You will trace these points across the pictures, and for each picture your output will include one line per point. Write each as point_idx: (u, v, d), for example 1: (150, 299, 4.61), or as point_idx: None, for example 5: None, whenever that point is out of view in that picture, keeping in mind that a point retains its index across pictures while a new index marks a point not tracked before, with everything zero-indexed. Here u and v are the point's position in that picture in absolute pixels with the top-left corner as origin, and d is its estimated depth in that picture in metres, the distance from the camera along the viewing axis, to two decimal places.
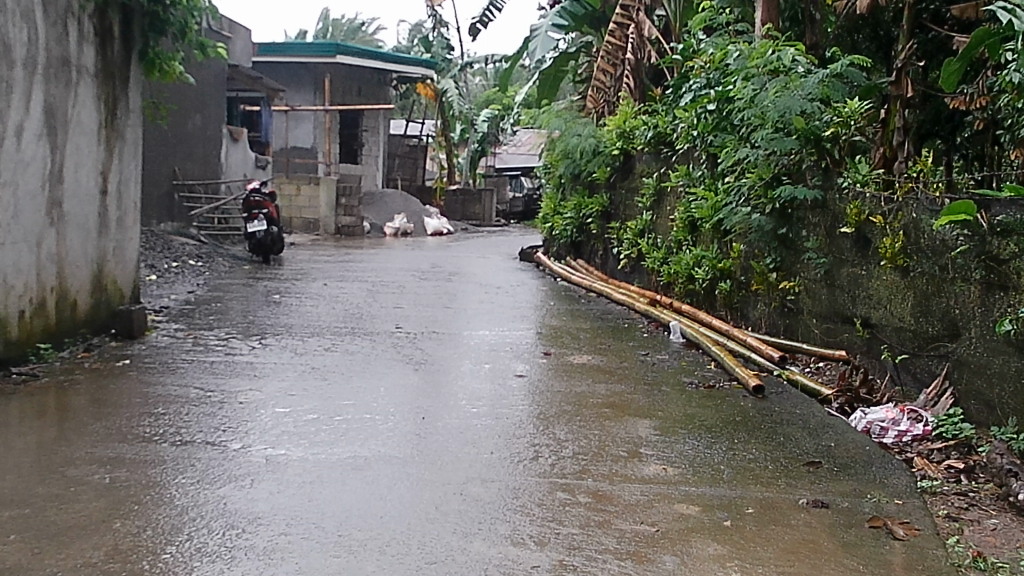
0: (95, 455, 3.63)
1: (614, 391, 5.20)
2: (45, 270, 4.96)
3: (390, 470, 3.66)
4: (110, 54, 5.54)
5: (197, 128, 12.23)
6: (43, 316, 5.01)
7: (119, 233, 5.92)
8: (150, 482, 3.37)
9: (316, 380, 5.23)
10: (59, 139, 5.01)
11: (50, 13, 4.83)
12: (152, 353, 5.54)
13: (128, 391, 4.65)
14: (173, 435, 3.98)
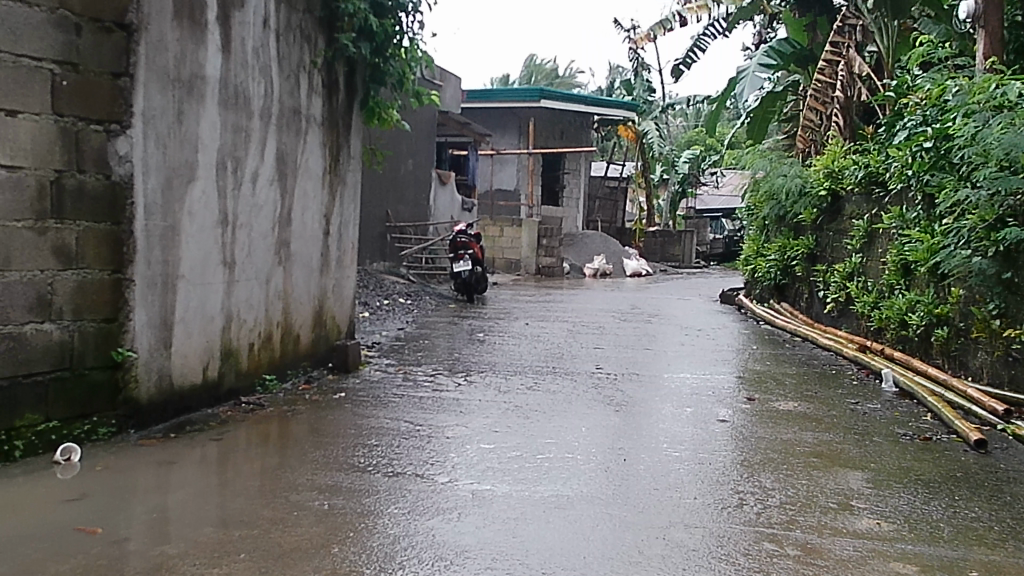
0: (316, 482, 3.83)
1: (822, 440, 5.01)
2: (272, 305, 5.31)
3: (592, 511, 3.67)
4: (335, 105, 5.89)
5: (409, 172, 12.78)
6: (270, 349, 5.35)
7: (338, 271, 6.25)
8: (365, 511, 3.51)
9: (518, 418, 5.32)
10: (289, 184, 5.36)
11: (284, 68, 5.19)
12: (366, 387, 5.80)
13: (344, 422, 4.88)
14: (385, 466, 4.15)
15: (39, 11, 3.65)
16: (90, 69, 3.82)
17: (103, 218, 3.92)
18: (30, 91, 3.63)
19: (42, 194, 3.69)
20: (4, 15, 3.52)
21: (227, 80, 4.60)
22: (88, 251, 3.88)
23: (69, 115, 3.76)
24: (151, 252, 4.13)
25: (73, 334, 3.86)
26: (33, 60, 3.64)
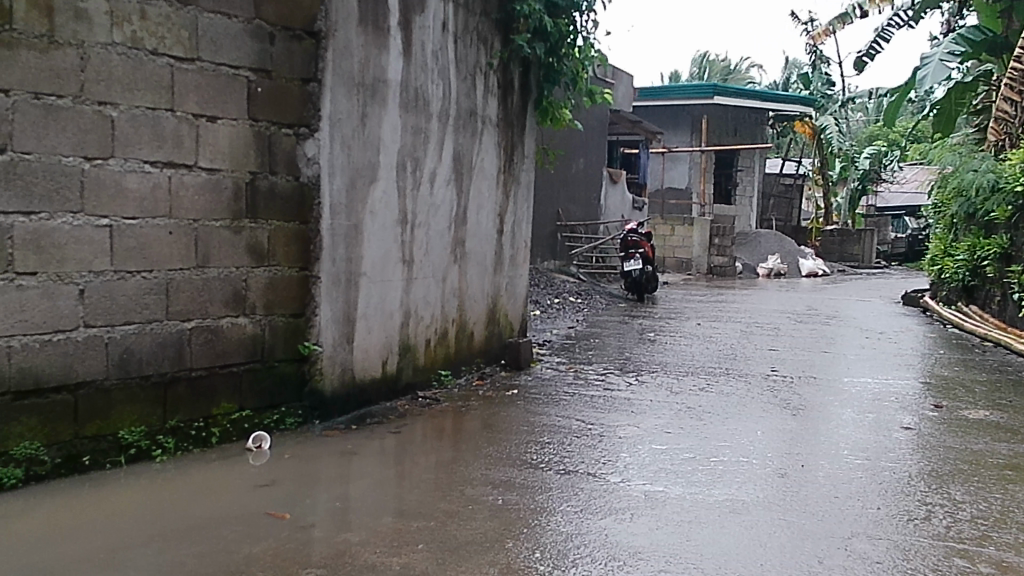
0: (490, 477, 3.89)
1: (1018, 453, 4.70)
2: (448, 302, 5.42)
3: (769, 517, 3.58)
4: (510, 105, 5.97)
5: (580, 171, 12.82)
6: (445, 345, 5.47)
7: (512, 269, 6.33)
8: (538, 508, 3.54)
9: (691, 419, 5.24)
10: (465, 184, 5.47)
11: (461, 70, 5.29)
12: (538, 384, 5.85)
13: (517, 419, 4.94)
14: (557, 464, 4.17)
15: (238, 22, 3.81)
16: (282, 76, 4.00)
17: (292, 217, 4.11)
18: (229, 98, 3.79)
19: (238, 195, 3.88)
20: (207, 26, 3.67)
21: (408, 83, 4.73)
22: (278, 249, 4.07)
23: (263, 120, 3.94)
24: (336, 250, 4.29)
25: (264, 327, 4.06)
26: (231, 69, 3.80)
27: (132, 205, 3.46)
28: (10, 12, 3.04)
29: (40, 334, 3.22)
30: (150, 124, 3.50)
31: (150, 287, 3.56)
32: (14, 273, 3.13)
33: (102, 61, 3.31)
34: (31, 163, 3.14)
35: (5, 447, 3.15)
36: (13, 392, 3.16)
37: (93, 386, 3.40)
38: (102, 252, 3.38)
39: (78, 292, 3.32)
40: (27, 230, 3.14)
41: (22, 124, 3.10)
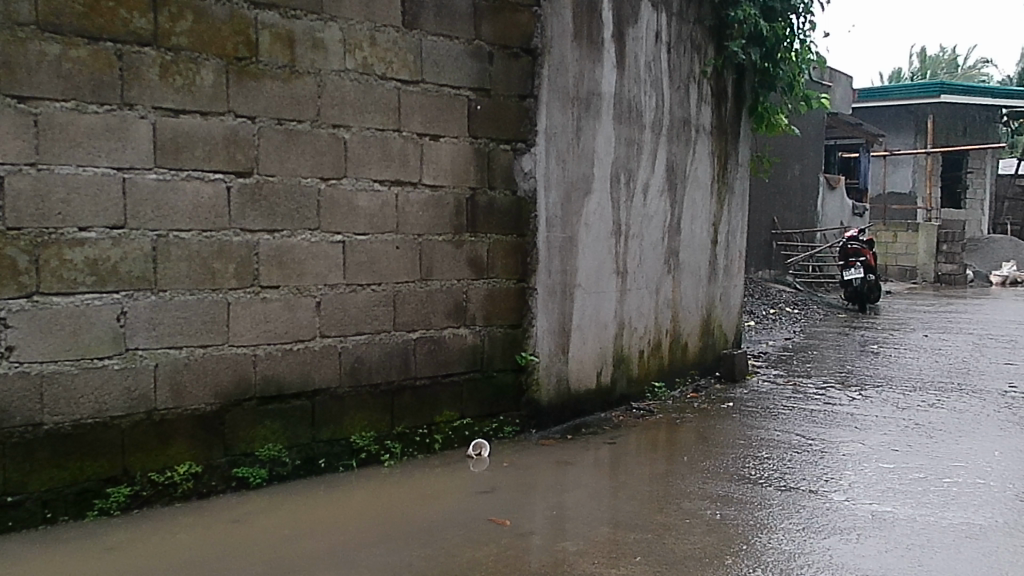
0: (707, 491, 3.83)
1: None
2: (662, 313, 5.39)
3: (1011, 544, 3.33)
4: (725, 112, 5.88)
5: (796, 177, 12.45)
6: (659, 356, 5.44)
7: (726, 280, 6.22)
8: (758, 525, 3.46)
9: (921, 437, 4.97)
10: (678, 194, 5.42)
11: (675, 79, 5.27)
12: (754, 397, 5.71)
13: (734, 433, 4.84)
14: (777, 480, 4.06)
15: (460, 43, 3.94)
16: (500, 93, 4.11)
17: (510, 230, 4.21)
18: (450, 117, 3.93)
19: (459, 210, 4.01)
20: (431, 48, 3.82)
21: (621, 95, 4.75)
22: (497, 262, 4.18)
23: (483, 136, 4.07)
24: (551, 262, 4.37)
25: (483, 338, 4.17)
26: (453, 88, 3.93)
27: (362, 222, 3.65)
28: (256, 45, 3.27)
29: (282, 344, 3.44)
30: (379, 144, 3.68)
31: (379, 299, 3.74)
32: (260, 287, 3.36)
33: (337, 88, 3.52)
34: (274, 184, 3.37)
35: (251, 448, 3.40)
36: (259, 397, 3.39)
37: (328, 393, 3.61)
38: (336, 266, 3.58)
39: (315, 304, 3.53)
40: (271, 246, 3.37)
41: (267, 149, 3.33)
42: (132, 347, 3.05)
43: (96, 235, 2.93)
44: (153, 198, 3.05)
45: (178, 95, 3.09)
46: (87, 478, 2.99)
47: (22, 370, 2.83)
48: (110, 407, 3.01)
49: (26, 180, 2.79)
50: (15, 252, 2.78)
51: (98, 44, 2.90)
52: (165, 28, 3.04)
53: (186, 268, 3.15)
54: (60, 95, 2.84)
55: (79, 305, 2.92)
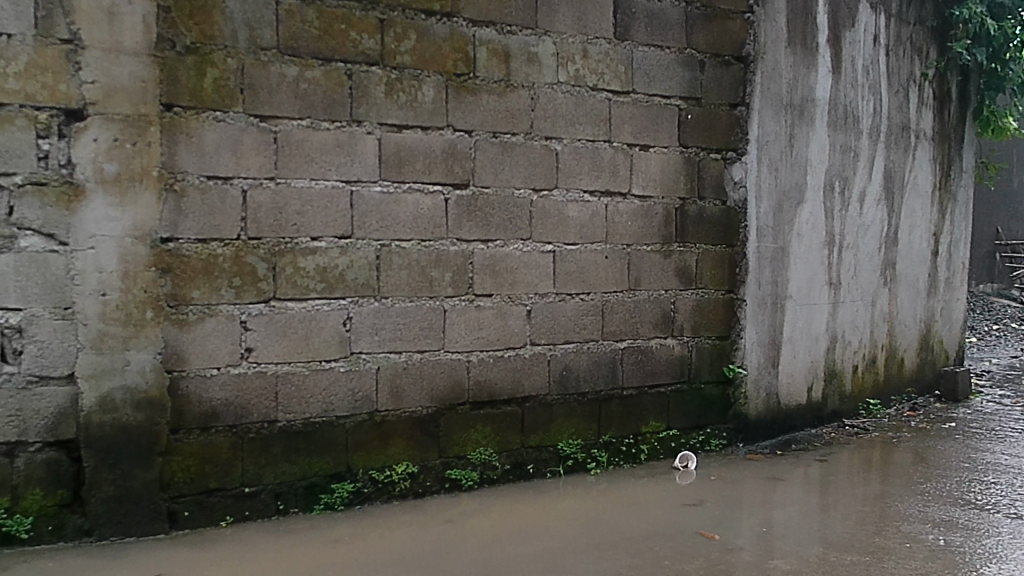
0: (929, 516, 3.63)
1: None
2: (877, 327, 5.17)
3: None
4: (948, 117, 5.58)
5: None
6: (874, 373, 5.21)
7: (948, 293, 5.88)
8: (987, 553, 3.24)
9: None
10: (896, 203, 5.19)
11: (894, 83, 5.05)
12: (979, 419, 5.37)
13: (956, 455, 4.56)
14: (1006, 508, 3.79)
15: (671, 52, 3.93)
16: (711, 102, 4.07)
17: (720, 241, 4.16)
18: (661, 127, 3.92)
19: (669, 220, 3.99)
20: (642, 59, 3.83)
21: (837, 101, 4.59)
22: (706, 272, 4.13)
23: (693, 146, 4.04)
24: (761, 273, 4.28)
25: (692, 349, 4.13)
26: (663, 98, 3.92)
27: (573, 232, 3.70)
28: (474, 61, 3.39)
29: (494, 351, 3.53)
30: (590, 155, 3.72)
31: (587, 309, 3.78)
32: (474, 295, 3.46)
33: (550, 100, 3.59)
34: (489, 196, 3.47)
35: (464, 451, 3.50)
36: (471, 402, 3.50)
37: (538, 400, 3.67)
38: (546, 276, 3.64)
39: (526, 312, 3.60)
40: (485, 255, 3.47)
41: (483, 161, 3.44)
42: (356, 351, 3.21)
43: (326, 245, 3.11)
44: (377, 210, 3.21)
45: (402, 111, 3.24)
46: (315, 472, 3.17)
47: (260, 370, 3.03)
48: (336, 407, 3.18)
49: (266, 193, 2.99)
50: (255, 259, 2.99)
51: (330, 65, 3.08)
52: (391, 47, 3.20)
53: (406, 276, 3.29)
54: (297, 113, 3.03)
55: (310, 311, 3.11)
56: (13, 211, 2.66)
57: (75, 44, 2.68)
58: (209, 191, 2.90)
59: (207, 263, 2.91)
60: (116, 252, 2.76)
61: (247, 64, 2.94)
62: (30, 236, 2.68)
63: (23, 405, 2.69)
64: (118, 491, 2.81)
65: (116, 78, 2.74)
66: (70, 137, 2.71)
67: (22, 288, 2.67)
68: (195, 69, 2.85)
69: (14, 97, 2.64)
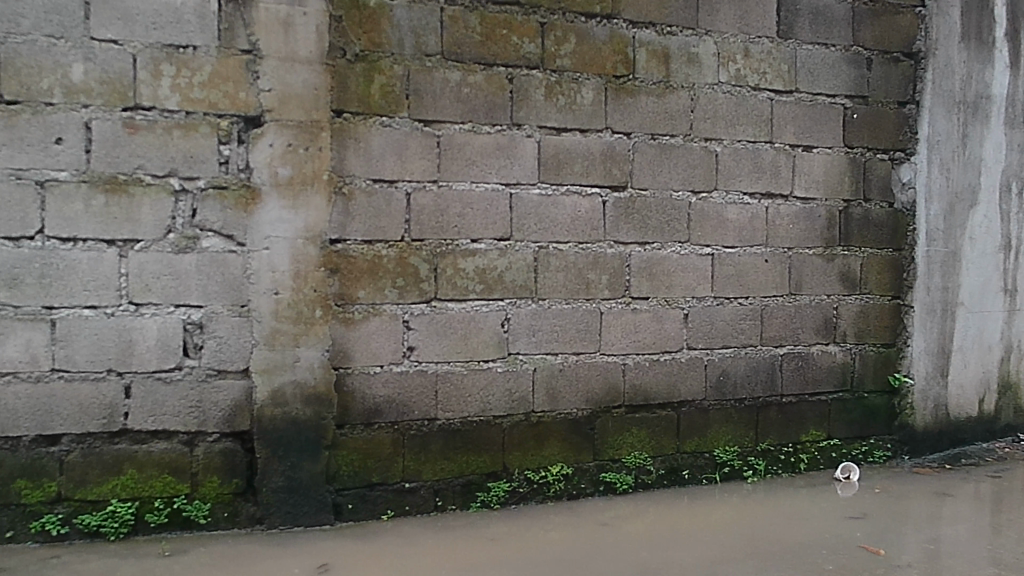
0: None
1: None
2: None
3: None
4: None
5: None
6: None
7: None
8: None
9: None
10: None
11: None
12: None
13: None
14: None
15: (837, 50, 3.80)
16: (878, 100, 3.93)
17: (887, 244, 4.00)
18: (825, 126, 3.80)
19: (832, 223, 3.86)
20: (806, 57, 3.73)
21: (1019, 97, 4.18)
22: (871, 277, 3.98)
23: (859, 145, 3.90)
24: (930, 277, 4.09)
25: (855, 357, 3.99)
26: (828, 97, 3.81)
27: (732, 235, 3.63)
28: (634, 62, 3.37)
29: (650, 355, 3.51)
30: (750, 156, 3.65)
31: (746, 313, 3.69)
32: (630, 297, 3.45)
33: (710, 101, 3.53)
34: (647, 198, 3.44)
35: (619, 455, 3.49)
36: (627, 405, 3.48)
37: (694, 405, 3.62)
38: (705, 279, 3.59)
39: (683, 316, 3.56)
40: (642, 258, 3.45)
41: (642, 163, 3.42)
42: (513, 352, 3.25)
43: (485, 246, 3.16)
44: (536, 212, 3.24)
45: (561, 114, 3.26)
46: (472, 471, 3.22)
47: (421, 368, 3.10)
48: (493, 407, 3.23)
49: (428, 196, 3.06)
50: (418, 261, 3.06)
51: (492, 69, 3.13)
52: (552, 51, 3.22)
53: (564, 278, 3.31)
54: (460, 117, 3.09)
55: (470, 311, 3.16)
56: (196, 213, 2.81)
57: (254, 55, 2.82)
58: (375, 193, 2.99)
59: (373, 264, 3.00)
60: (289, 253, 2.88)
61: (412, 70, 3.02)
62: (211, 237, 2.82)
63: (203, 397, 2.85)
64: (287, 482, 2.93)
65: (291, 86, 2.86)
66: (248, 143, 2.84)
67: (204, 286, 2.82)
68: (364, 76, 2.96)
69: (199, 105, 2.79)
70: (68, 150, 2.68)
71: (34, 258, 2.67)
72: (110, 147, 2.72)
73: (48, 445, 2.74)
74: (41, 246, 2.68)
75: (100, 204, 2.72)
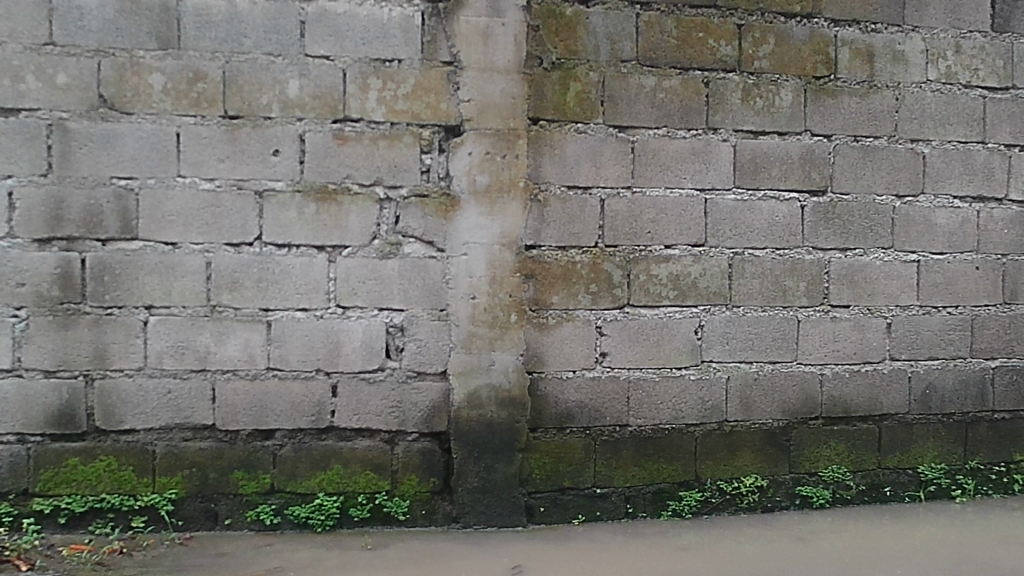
0: None
1: None
2: None
3: None
4: None
5: None
6: None
7: None
8: None
9: None
10: None
11: None
12: None
13: None
14: None
15: None
16: None
17: None
18: None
19: None
20: None
21: None
22: None
23: None
24: None
25: None
26: None
27: (940, 240, 3.44)
28: (836, 63, 3.26)
29: (850, 365, 3.37)
30: (962, 158, 3.44)
31: (955, 323, 3.49)
32: (830, 305, 3.33)
33: (917, 100, 3.37)
34: (848, 203, 3.32)
35: (816, 468, 3.38)
36: (825, 417, 3.37)
37: (896, 418, 3.46)
38: (910, 287, 3.42)
39: (886, 325, 3.40)
40: (842, 265, 3.32)
41: (842, 166, 3.30)
42: (707, 359, 3.19)
43: (679, 252, 3.13)
44: (731, 217, 3.18)
45: (759, 117, 3.18)
46: (664, 479, 3.19)
47: (614, 374, 3.10)
48: (686, 415, 3.19)
49: (623, 202, 3.06)
50: (611, 267, 3.06)
51: (688, 73, 3.10)
52: (749, 53, 3.16)
53: (760, 285, 3.23)
54: (654, 122, 3.08)
55: (663, 318, 3.14)
56: (400, 220, 2.91)
57: (455, 66, 2.91)
58: (570, 200, 3.02)
59: (567, 270, 3.03)
60: (485, 259, 2.95)
61: (608, 76, 3.03)
62: (412, 243, 2.93)
63: (403, 397, 2.95)
64: (482, 483, 3.00)
65: (490, 96, 2.92)
66: (449, 152, 2.93)
67: (406, 290, 2.92)
68: (560, 84, 2.99)
69: (402, 116, 2.89)
70: (283, 161, 2.84)
71: (253, 262, 2.84)
72: (321, 158, 2.86)
73: (262, 440, 2.91)
74: (259, 252, 2.85)
75: (312, 211, 2.86)
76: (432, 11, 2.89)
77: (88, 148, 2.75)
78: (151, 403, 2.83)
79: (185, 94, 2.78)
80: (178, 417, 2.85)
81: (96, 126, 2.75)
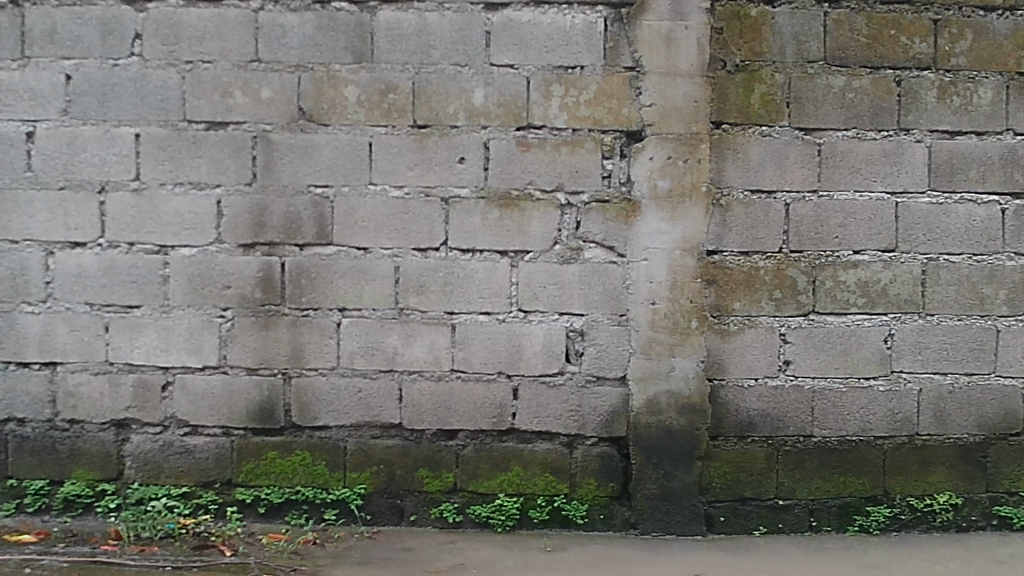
0: None
1: None
2: None
3: None
4: None
5: None
6: None
7: None
8: None
9: None
10: None
11: None
12: None
13: None
14: None
15: None
16: None
17: None
18: None
19: None
20: None
21: None
22: None
23: None
24: None
25: None
26: None
27: None
28: None
29: None
30: None
31: None
32: None
33: None
34: None
35: (1017, 487, 3.15)
36: None
37: None
38: None
39: None
40: None
41: None
42: (897, 369, 3.06)
43: (868, 258, 3.02)
44: (925, 221, 3.03)
45: (955, 116, 3.03)
46: (850, 493, 3.08)
47: (798, 383, 3.02)
48: (874, 427, 3.07)
49: (808, 206, 2.98)
50: (796, 272, 2.98)
51: (879, 72, 2.99)
52: (946, 49, 3.01)
53: (956, 292, 3.06)
54: (843, 124, 2.98)
55: (850, 326, 3.03)
56: (580, 225, 2.93)
57: (637, 71, 2.91)
58: (753, 204, 2.96)
59: (750, 276, 2.97)
60: (666, 264, 2.93)
61: (794, 77, 2.96)
62: (593, 248, 2.94)
63: (583, 402, 2.97)
64: (661, 489, 2.98)
65: (672, 100, 2.91)
66: (630, 157, 2.93)
67: (586, 295, 2.94)
68: (744, 86, 2.95)
69: (585, 122, 2.92)
70: (469, 168, 2.91)
71: (439, 267, 2.93)
72: (505, 165, 2.91)
73: (446, 439, 2.99)
74: (444, 256, 2.93)
75: (495, 217, 2.92)
76: (615, 17, 2.90)
77: (289, 158, 2.90)
78: (343, 401, 2.96)
79: (377, 105, 2.90)
80: (368, 415, 2.96)
81: (295, 136, 2.90)
